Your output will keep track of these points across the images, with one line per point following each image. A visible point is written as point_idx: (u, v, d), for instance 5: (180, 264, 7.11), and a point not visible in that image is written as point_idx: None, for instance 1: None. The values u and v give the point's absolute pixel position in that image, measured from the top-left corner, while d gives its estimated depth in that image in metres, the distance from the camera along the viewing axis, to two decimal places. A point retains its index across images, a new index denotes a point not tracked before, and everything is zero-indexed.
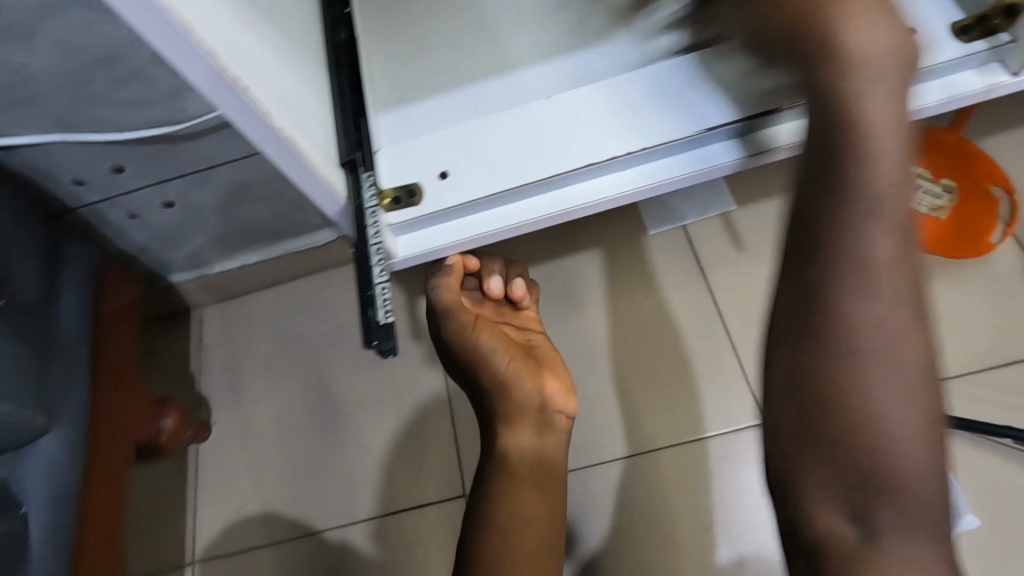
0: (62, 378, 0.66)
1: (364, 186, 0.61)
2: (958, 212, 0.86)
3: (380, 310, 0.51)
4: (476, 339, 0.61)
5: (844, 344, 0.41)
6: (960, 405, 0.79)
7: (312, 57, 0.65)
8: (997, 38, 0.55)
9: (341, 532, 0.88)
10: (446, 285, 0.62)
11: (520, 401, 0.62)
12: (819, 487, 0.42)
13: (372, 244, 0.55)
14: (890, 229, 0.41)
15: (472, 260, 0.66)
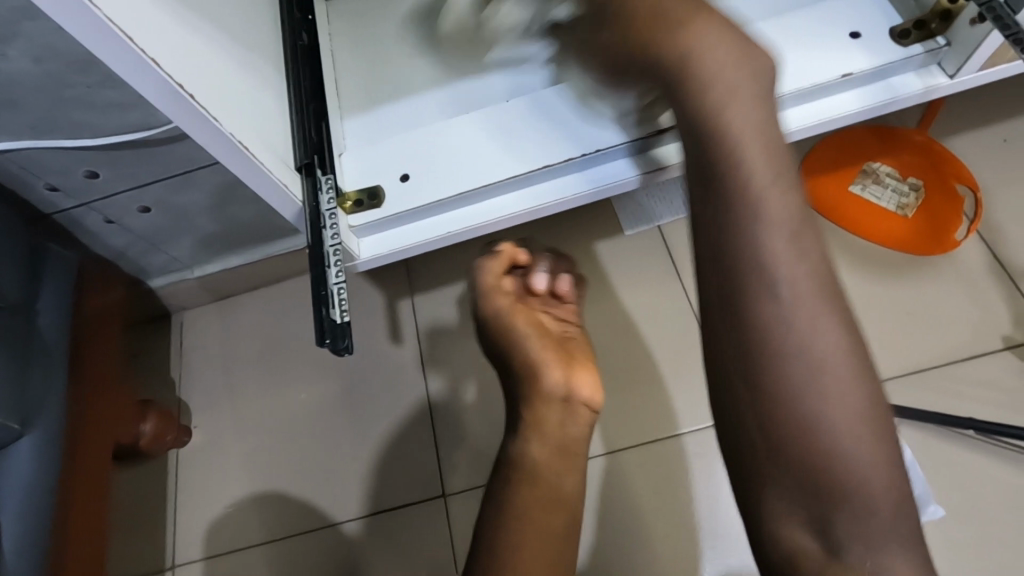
0: (38, 382, 0.66)
1: (323, 188, 0.57)
2: (926, 210, 0.88)
3: (336, 310, 0.51)
4: (511, 323, 0.63)
5: (775, 340, 0.42)
6: (928, 397, 0.80)
7: (273, 60, 0.61)
8: (935, 41, 0.56)
9: (322, 533, 0.88)
10: (489, 267, 0.67)
11: (544, 393, 0.61)
12: (779, 501, 0.42)
13: (329, 247, 0.54)
14: (785, 228, 0.44)
15: (522, 253, 0.68)
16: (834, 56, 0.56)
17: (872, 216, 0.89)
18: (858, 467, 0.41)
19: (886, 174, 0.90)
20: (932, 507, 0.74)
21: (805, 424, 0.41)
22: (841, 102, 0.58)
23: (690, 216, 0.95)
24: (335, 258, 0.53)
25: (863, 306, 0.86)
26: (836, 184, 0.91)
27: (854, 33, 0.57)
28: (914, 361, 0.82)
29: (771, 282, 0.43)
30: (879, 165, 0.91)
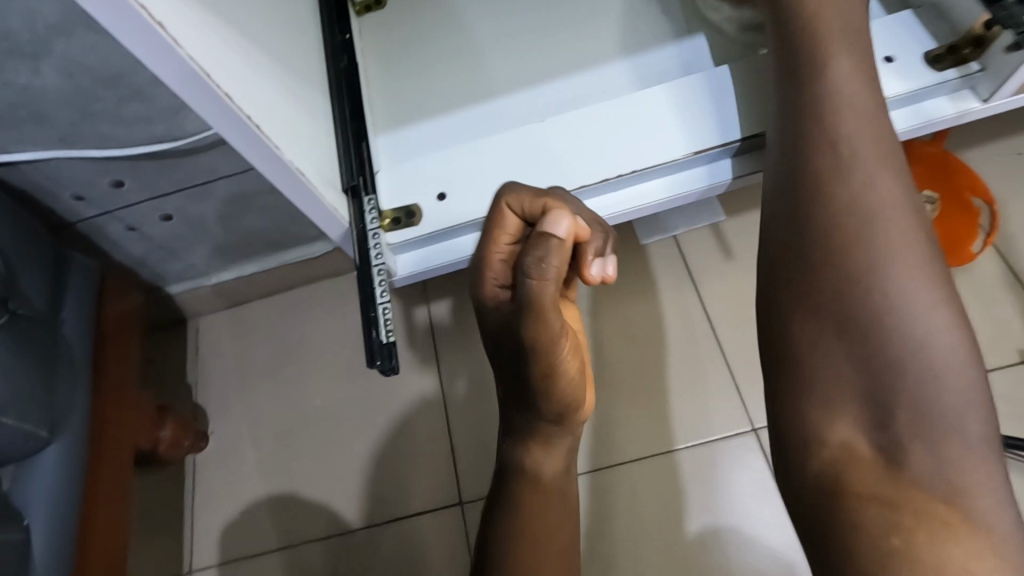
0: (65, 390, 0.67)
1: (367, 210, 0.58)
2: (942, 222, 0.88)
3: (382, 330, 0.51)
4: (559, 351, 0.47)
5: (852, 237, 0.45)
6: None
7: (315, 81, 0.60)
8: (969, 67, 0.55)
9: (339, 539, 0.88)
10: (554, 279, 0.44)
11: (566, 419, 0.52)
12: (853, 408, 0.43)
13: (374, 267, 0.54)
14: (879, 153, 0.48)
15: (584, 231, 0.48)
16: None
17: None
18: (941, 388, 0.42)
19: (902, 186, 0.91)
20: None
21: (894, 332, 0.43)
22: None
23: (704, 227, 0.95)
24: (380, 279, 0.53)
25: None
26: None
27: (888, 57, 0.56)
28: None
29: (854, 206, 0.46)
30: None
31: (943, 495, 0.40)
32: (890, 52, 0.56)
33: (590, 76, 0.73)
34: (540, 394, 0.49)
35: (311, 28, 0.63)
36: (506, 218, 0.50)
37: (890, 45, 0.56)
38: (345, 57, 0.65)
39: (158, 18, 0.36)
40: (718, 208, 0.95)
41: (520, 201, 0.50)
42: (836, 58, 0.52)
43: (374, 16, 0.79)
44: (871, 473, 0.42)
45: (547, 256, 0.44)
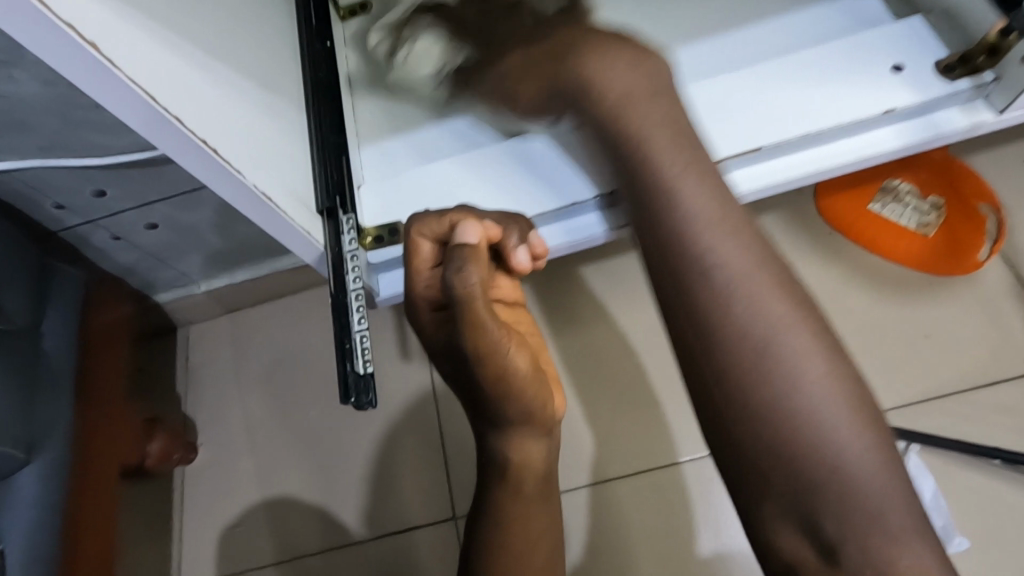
0: (46, 409, 0.64)
1: (344, 229, 0.52)
2: (946, 229, 0.87)
3: (359, 361, 0.47)
4: (506, 354, 0.46)
5: (720, 332, 0.41)
6: (948, 423, 0.79)
7: (292, 94, 0.56)
8: (982, 76, 0.53)
9: (330, 554, 0.86)
10: (479, 283, 0.44)
11: (539, 422, 0.51)
12: (776, 513, 0.38)
13: (352, 291, 0.50)
14: (727, 228, 0.45)
15: (493, 231, 0.49)
16: (870, 87, 0.54)
17: (892, 236, 0.87)
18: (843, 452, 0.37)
19: (907, 193, 0.89)
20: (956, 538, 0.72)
21: (778, 404, 0.39)
22: (872, 138, 0.56)
23: None
24: (358, 304, 0.49)
25: (882, 327, 0.84)
26: (855, 205, 0.89)
27: (896, 66, 0.54)
28: (934, 385, 0.81)
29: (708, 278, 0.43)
30: (899, 182, 0.89)
31: (884, 564, 0.36)
32: (899, 61, 0.55)
33: None
34: (502, 404, 0.48)
35: (285, 37, 0.60)
36: (420, 248, 0.50)
37: (899, 53, 0.55)
38: (325, 65, 0.62)
39: (107, 54, 0.33)
40: None
41: (429, 227, 0.49)
42: (643, 111, 0.52)
43: (367, 21, 0.78)
44: (818, 569, 0.37)
45: (464, 265, 0.44)
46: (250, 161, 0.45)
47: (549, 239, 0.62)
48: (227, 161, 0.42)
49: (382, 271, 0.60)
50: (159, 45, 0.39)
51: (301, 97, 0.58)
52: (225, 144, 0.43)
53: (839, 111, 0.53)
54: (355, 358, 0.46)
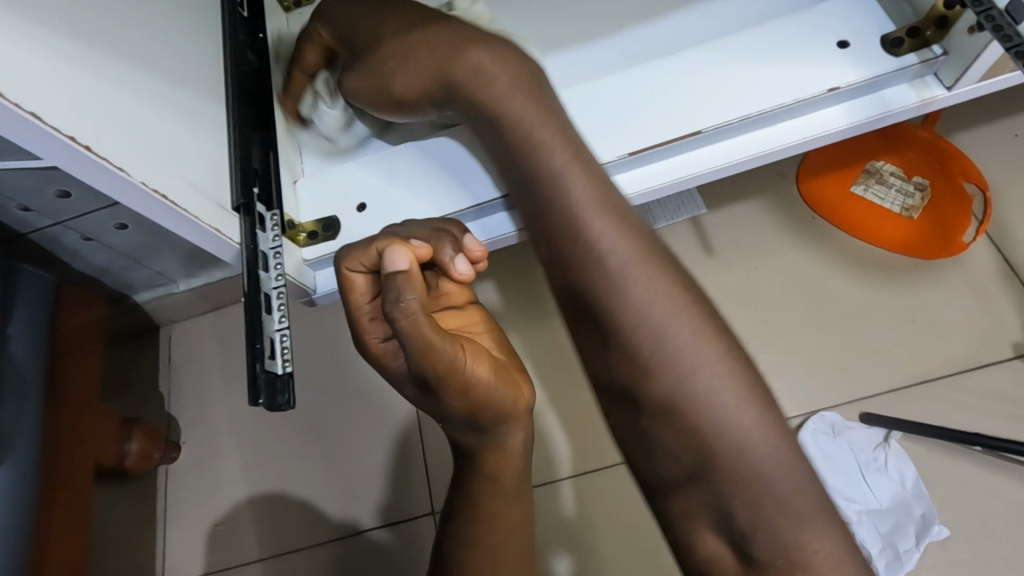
0: (11, 410, 0.64)
1: (267, 225, 0.49)
2: (931, 210, 0.85)
3: (276, 360, 0.44)
4: (470, 374, 0.41)
5: (647, 367, 0.43)
6: (933, 409, 0.77)
7: (210, 86, 0.51)
8: (931, 50, 0.50)
9: (311, 551, 0.86)
10: (421, 309, 0.37)
11: (509, 426, 0.45)
12: (687, 497, 0.42)
13: (273, 288, 0.47)
14: (648, 268, 0.45)
15: (422, 248, 0.42)
16: (807, 69, 0.50)
17: (875, 218, 0.85)
18: (767, 466, 0.40)
19: (890, 173, 0.87)
20: (937, 527, 0.70)
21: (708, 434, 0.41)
22: (815, 121, 0.52)
23: (685, 219, 0.90)
24: (279, 303, 0.46)
25: (866, 313, 0.82)
26: (837, 187, 0.87)
27: (842, 42, 0.51)
28: (919, 371, 0.79)
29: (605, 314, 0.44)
30: (882, 163, 0.88)
31: (792, 549, 0.38)
32: (844, 36, 0.51)
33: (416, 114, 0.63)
34: (473, 415, 0.43)
35: (207, 22, 0.54)
36: (354, 282, 0.45)
37: (844, 28, 0.51)
38: (251, 53, 0.56)
39: None
40: (699, 200, 0.89)
41: (358, 260, 0.44)
42: (552, 150, 0.48)
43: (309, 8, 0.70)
44: (728, 560, 0.40)
45: (402, 293, 0.37)
46: (136, 158, 0.41)
47: None
48: (105, 159, 0.39)
49: (322, 267, 0.58)
50: (30, 35, 0.36)
51: (221, 86, 0.52)
52: (102, 141, 0.39)
53: (772, 94, 0.50)
54: (275, 360, 0.44)
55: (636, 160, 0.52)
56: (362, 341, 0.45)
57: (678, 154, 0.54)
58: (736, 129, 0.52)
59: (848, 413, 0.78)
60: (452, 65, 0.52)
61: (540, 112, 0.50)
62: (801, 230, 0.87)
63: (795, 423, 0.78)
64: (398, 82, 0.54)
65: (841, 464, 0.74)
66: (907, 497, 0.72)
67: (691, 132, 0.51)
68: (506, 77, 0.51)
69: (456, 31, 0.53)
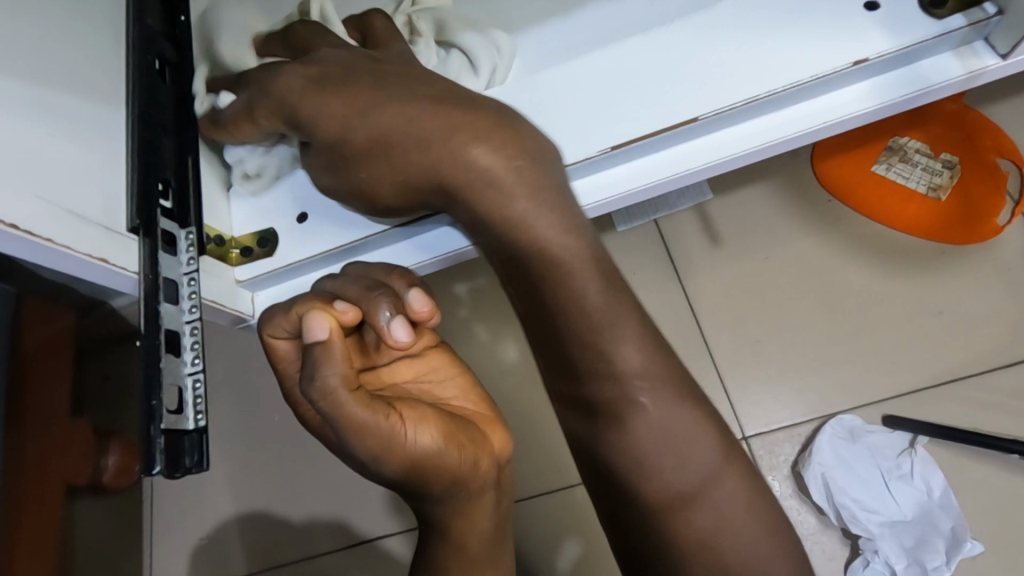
0: None
1: (182, 249, 0.44)
2: (961, 190, 0.77)
3: (188, 411, 0.40)
4: (415, 448, 0.36)
5: None
6: (962, 411, 0.70)
7: (107, 84, 0.44)
8: (980, 10, 0.43)
9: (302, 565, 0.83)
10: (343, 383, 0.34)
11: (474, 489, 0.40)
12: None
13: (186, 323, 0.42)
14: (679, 362, 0.44)
15: (347, 313, 0.38)
16: (829, 38, 0.43)
17: (897, 200, 0.78)
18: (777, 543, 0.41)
19: (916, 150, 0.80)
20: (968, 543, 0.64)
21: (709, 534, 0.41)
22: (834, 100, 0.46)
23: (688, 206, 0.82)
24: (191, 342, 0.41)
25: (889, 305, 0.75)
26: (856, 166, 0.80)
27: (870, 4, 0.44)
28: (945, 369, 0.72)
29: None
30: (907, 140, 0.80)
31: None
32: None
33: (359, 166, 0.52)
34: (431, 489, 0.38)
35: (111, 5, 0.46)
36: (281, 350, 0.41)
37: None
38: (166, 45, 0.50)
39: None
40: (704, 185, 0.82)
41: (279, 327, 0.40)
42: (581, 258, 0.42)
43: None
44: None
45: (319, 368, 0.34)
46: None
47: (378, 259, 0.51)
48: None
49: (260, 288, 0.52)
50: None
51: (122, 84, 0.45)
52: None
53: (785, 70, 0.43)
54: (184, 414, 0.40)
55: (618, 154, 0.46)
56: (299, 413, 0.42)
57: (668, 146, 0.47)
58: (743, 115, 0.46)
59: (869, 415, 0.72)
60: (448, 174, 0.43)
61: (580, 226, 0.43)
62: (817, 215, 0.80)
63: (810, 427, 0.72)
64: (374, 182, 0.45)
65: (861, 471, 0.69)
66: (935, 508, 0.66)
67: (682, 121, 0.44)
68: (529, 200, 0.42)
69: (460, 122, 0.43)
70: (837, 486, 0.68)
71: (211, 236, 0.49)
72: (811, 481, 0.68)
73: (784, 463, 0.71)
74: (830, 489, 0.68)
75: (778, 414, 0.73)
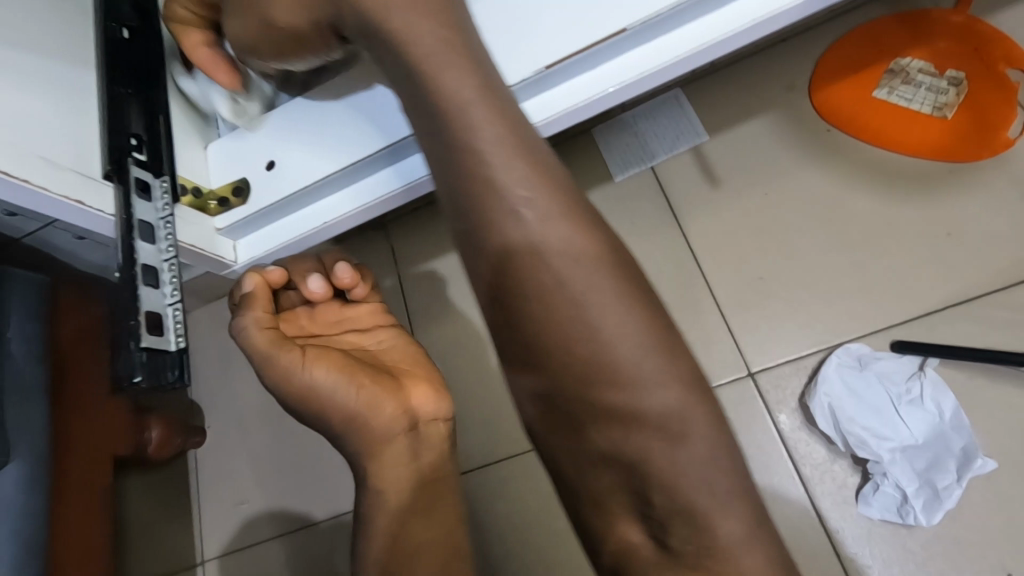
0: (17, 410, 0.65)
1: (155, 195, 0.54)
2: (968, 106, 0.75)
3: (169, 336, 0.50)
4: (309, 382, 0.49)
5: None
6: (974, 331, 0.69)
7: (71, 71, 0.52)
8: None
9: (332, 523, 0.87)
10: (256, 324, 0.50)
11: (378, 427, 0.50)
12: None
13: (163, 261, 0.52)
14: None
15: (275, 274, 0.52)
16: None
17: (899, 120, 0.76)
18: None
19: (919, 70, 0.78)
20: (979, 460, 0.64)
21: None
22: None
23: (684, 150, 0.82)
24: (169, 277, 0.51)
25: (891, 228, 0.74)
26: (853, 91, 0.78)
27: None
28: (956, 291, 0.70)
29: None
30: (909, 60, 0.78)
31: None
32: None
33: (292, 131, 0.59)
34: (336, 421, 0.50)
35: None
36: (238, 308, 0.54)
37: None
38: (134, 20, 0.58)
39: None
40: (699, 127, 0.82)
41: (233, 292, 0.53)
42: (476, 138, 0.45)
43: None
44: None
45: (242, 314, 0.50)
46: None
47: (328, 210, 0.60)
48: None
49: (239, 235, 0.63)
50: None
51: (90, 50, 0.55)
52: None
53: None
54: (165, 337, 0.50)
55: (538, 81, 0.55)
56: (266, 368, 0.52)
57: (599, 66, 0.55)
58: (655, 31, 0.54)
59: (877, 342, 0.71)
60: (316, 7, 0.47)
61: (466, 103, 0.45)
62: (817, 145, 0.78)
63: (815, 359, 0.71)
64: None
65: (869, 396, 0.68)
66: (945, 429, 0.66)
67: (612, 33, 0.52)
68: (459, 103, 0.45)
69: None
70: (845, 415, 0.67)
71: (188, 188, 0.59)
72: (817, 410, 0.68)
73: (790, 396, 0.71)
74: (836, 418, 0.68)
75: (784, 347, 0.73)
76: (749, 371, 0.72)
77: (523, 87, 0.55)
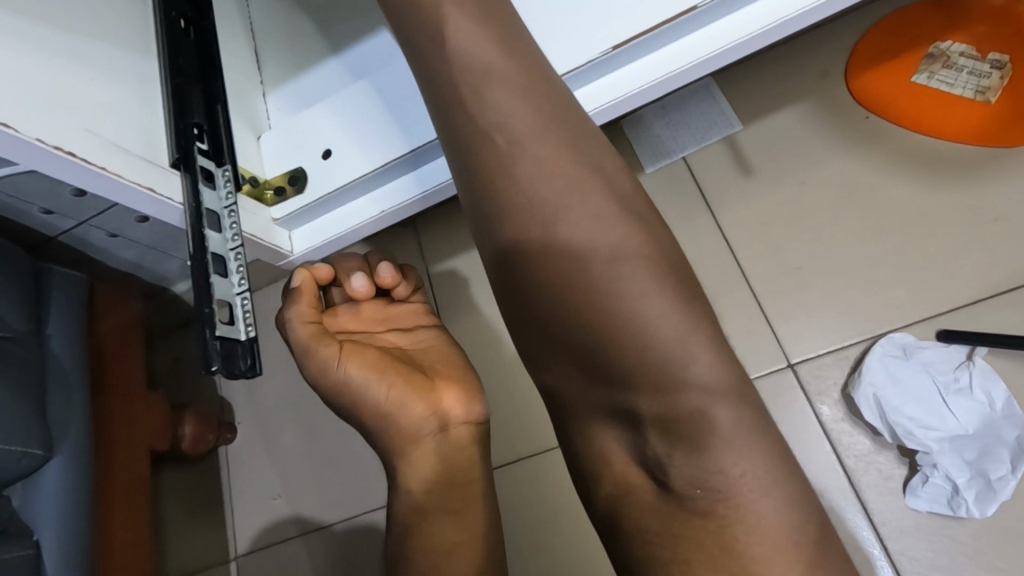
0: (60, 406, 0.65)
1: (218, 183, 0.53)
2: (1012, 89, 0.73)
3: (239, 325, 0.48)
4: (342, 377, 0.49)
5: None
6: (1021, 319, 0.67)
7: (124, 62, 0.51)
8: None
9: (360, 521, 0.84)
10: (299, 317, 0.51)
11: (410, 426, 0.50)
12: None
13: (229, 249, 0.50)
14: None
15: (320, 269, 0.53)
16: None
17: (940, 105, 0.75)
18: None
19: (960, 53, 0.76)
20: None
21: None
22: None
23: (717, 139, 0.81)
24: (235, 264, 0.49)
25: (932, 217, 0.72)
26: (892, 76, 0.77)
27: None
28: (1002, 278, 0.69)
29: None
30: (949, 43, 0.77)
31: None
32: None
33: (347, 119, 0.59)
34: (368, 416, 0.50)
35: None
36: None
37: None
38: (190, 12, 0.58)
39: None
40: (732, 117, 0.81)
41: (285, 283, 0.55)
42: None
43: None
44: None
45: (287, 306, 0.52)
46: (42, 123, 0.43)
47: (385, 198, 0.60)
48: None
49: (295, 226, 0.64)
50: None
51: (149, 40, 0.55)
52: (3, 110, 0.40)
53: None
54: (235, 326, 0.47)
55: (596, 66, 0.54)
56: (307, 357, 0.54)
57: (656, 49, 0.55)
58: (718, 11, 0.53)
59: (921, 332, 0.69)
60: None
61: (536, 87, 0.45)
62: (854, 132, 0.76)
63: (859, 349, 0.70)
64: None
65: (917, 385, 0.67)
66: (997, 419, 0.64)
67: (679, 11, 0.51)
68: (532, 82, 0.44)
69: None
70: (891, 405, 0.66)
71: (247, 178, 0.60)
72: (863, 402, 0.67)
73: (833, 387, 0.70)
74: (882, 408, 0.66)
75: (825, 338, 0.71)
76: (793, 361, 0.71)
77: (585, 70, 0.54)
